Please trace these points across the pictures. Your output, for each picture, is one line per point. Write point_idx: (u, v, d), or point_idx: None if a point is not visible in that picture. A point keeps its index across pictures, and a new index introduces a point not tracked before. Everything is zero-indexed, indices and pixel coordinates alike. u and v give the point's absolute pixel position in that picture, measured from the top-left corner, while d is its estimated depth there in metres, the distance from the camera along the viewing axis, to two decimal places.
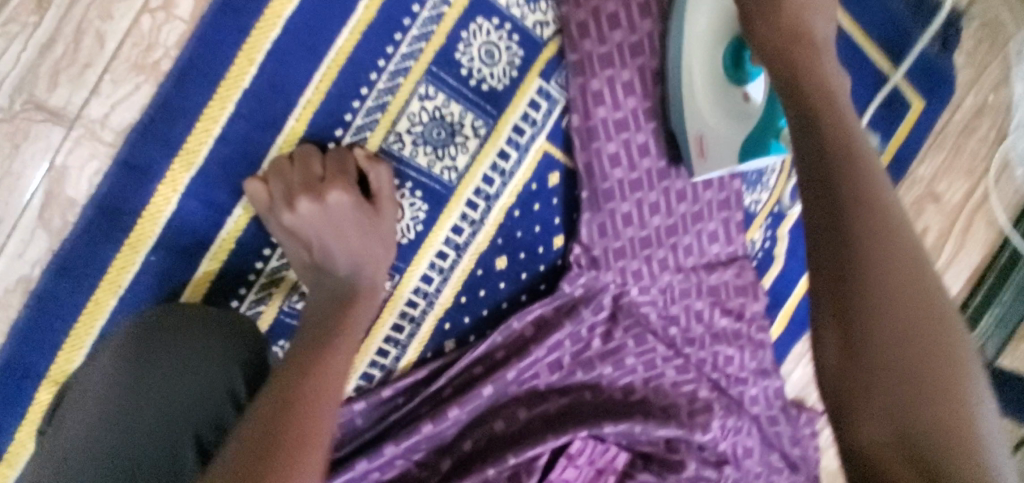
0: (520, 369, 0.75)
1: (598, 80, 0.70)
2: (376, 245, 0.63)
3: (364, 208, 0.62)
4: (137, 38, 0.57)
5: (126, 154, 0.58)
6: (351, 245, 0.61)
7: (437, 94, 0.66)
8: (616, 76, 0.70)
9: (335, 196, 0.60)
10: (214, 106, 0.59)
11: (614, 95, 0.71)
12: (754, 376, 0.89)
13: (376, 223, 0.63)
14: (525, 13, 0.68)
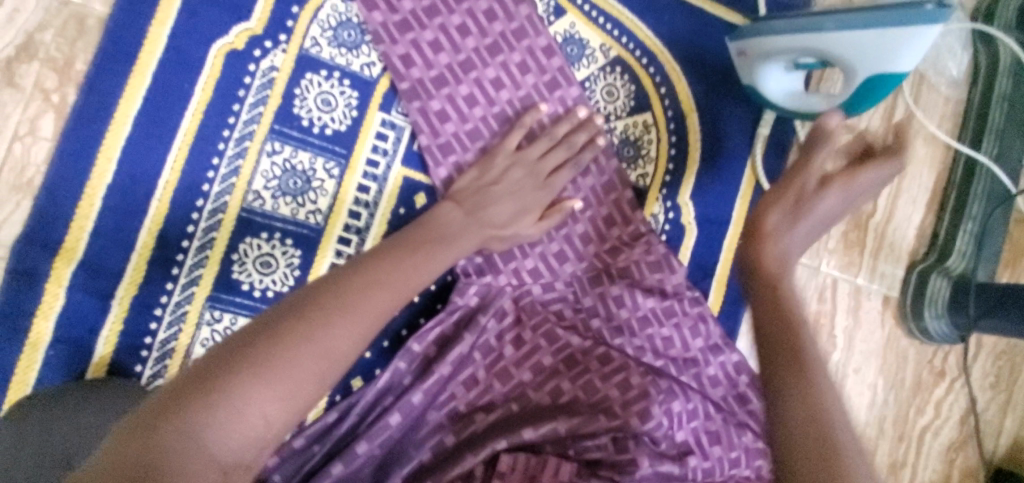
0: (426, 391, 0.73)
1: (437, 100, 0.76)
2: (363, 319, 0.52)
3: (356, 276, 0.56)
4: (13, 162, 0.66)
5: (15, 263, 0.65)
6: (379, 295, 0.56)
7: (284, 148, 0.72)
8: (455, 93, 0.77)
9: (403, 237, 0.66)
10: (85, 206, 0.67)
11: (457, 111, 0.77)
12: (704, 353, 0.82)
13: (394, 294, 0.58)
14: (350, 60, 0.75)
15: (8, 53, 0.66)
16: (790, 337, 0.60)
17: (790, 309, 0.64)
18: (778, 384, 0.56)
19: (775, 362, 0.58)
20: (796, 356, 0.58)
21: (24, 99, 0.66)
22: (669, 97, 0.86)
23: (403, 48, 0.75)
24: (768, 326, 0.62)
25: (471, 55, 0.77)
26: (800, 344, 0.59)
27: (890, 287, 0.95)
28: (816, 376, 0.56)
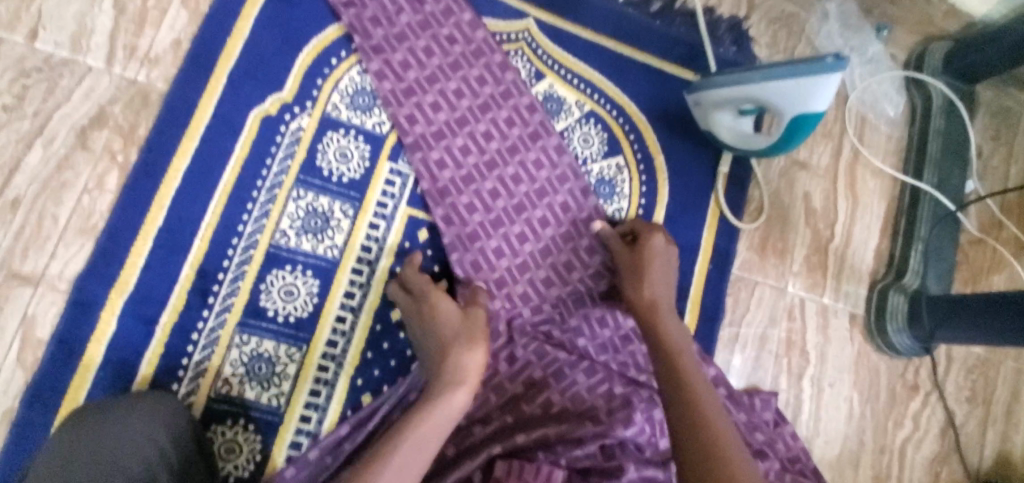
0: None
1: (465, 195, 0.88)
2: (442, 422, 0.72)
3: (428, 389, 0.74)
4: (82, 211, 0.79)
5: (77, 295, 0.76)
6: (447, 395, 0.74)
7: (308, 194, 0.85)
8: (480, 188, 0.89)
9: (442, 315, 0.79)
10: (138, 245, 0.79)
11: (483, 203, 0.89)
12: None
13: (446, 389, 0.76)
14: (364, 120, 0.89)
15: (84, 122, 0.80)
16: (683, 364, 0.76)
17: (671, 345, 0.78)
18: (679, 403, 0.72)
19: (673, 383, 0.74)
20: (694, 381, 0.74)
21: (94, 159, 0.80)
22: (638, 142, 0.99)
23: (438, 153, 0.89)
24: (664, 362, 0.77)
25: (500, 214, 0.89)
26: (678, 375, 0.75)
27: (855, 305, 1.04)
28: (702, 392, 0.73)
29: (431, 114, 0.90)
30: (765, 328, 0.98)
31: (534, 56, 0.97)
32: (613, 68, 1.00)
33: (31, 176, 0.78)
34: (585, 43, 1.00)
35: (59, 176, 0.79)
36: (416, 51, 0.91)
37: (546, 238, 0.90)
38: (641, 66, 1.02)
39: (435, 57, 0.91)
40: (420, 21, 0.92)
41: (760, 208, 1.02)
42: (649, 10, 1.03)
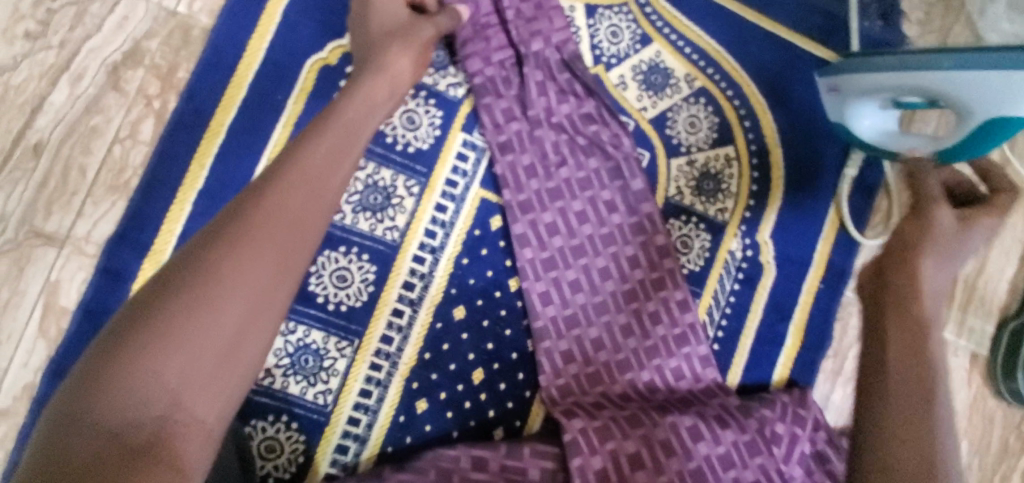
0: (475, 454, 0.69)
1: (549, 213, 0.77)
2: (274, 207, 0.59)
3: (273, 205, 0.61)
4: (112, 164, 0.68)
5: (106, 262, 0.67)
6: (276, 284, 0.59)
7: (368, 164, 0.73)
8: (567, 207, 0.77)
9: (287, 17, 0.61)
10: (176, 209, 0.68)
11: (566, 225, 0.77)
12: (794, 407, 0.76)
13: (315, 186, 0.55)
14: (437, 79, 0.75)
15: (116, 58, 0.68)
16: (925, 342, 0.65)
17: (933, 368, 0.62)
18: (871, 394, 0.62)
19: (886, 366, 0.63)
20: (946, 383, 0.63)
21: (128, 103, 0.68)
22: (754, 129, 0.83)
23: (529, 157, 0.76)
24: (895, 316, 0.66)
25: (585, 241, 0.78)
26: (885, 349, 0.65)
27: (978, 344, 0.90)
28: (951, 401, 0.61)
29: (502, 120, 0.75)
30: None
31: (642, 15, 0.80)
32: (734, 36, 0.83)
33: (56, 117, 0.67)
34: (704, 3, 0.82)
35: (88, 120, 0.67)
36: (504, 46, 0.76)
37: (633, 281, 0.78)
38: (768, 36, 0.84)
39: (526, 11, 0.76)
40: (514, 13, 0.76)
41: (885, 221, 0.87)
42: None
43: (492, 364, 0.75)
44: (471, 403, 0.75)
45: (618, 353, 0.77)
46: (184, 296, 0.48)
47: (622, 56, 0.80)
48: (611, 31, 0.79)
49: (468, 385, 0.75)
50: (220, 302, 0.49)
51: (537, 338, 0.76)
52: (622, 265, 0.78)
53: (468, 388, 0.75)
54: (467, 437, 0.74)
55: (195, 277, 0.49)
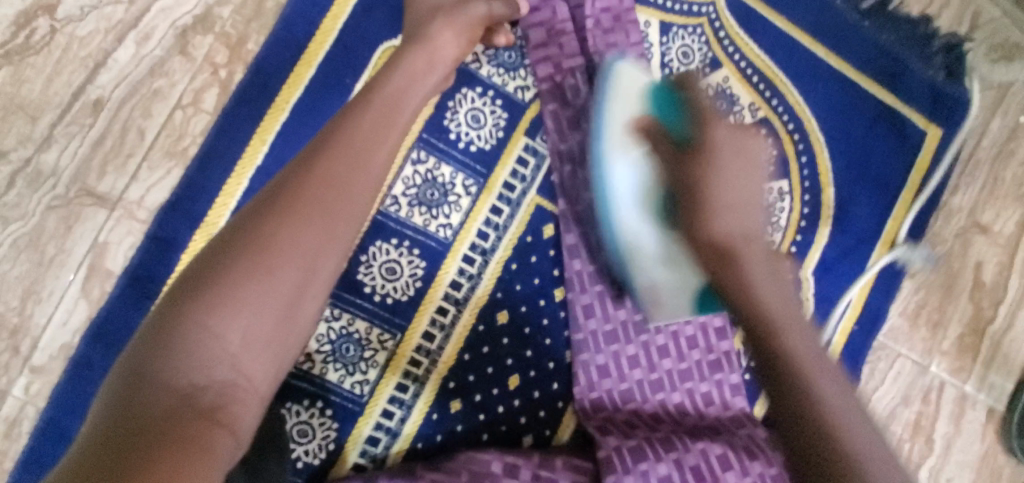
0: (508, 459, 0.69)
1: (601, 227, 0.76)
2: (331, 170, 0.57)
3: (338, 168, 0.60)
4: (172, 130, 0.66)
5: (156, 230, 0.65)
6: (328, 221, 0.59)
7: (429, 158, 0.72)
8: None
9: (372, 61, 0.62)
10: (232, 183, 0.66)
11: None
12: None
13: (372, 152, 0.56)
14: (506, 80, 0.74)
15: (187, 22, 0.66)
16: (792, 355, 0.65)
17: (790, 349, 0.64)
18: (781, 400, 0.63)
19: (785, 389, 0.63)
20: (811, 391, 0.62)
21: (193, 69, 0.66)
22: (810, 166, 0.83)
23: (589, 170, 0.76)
24: (767, 336, 0.66)
25: None
26: (808, 354, 0.66)
27: (996, 399, 0.90)
28: (830, 414, 0.60)
29: (567, 129, 0.75)
30: (895, 406, 0.87)
31: (714, 38, 0.79)
32: (801, 69, 0.82)
33: (118, 76, 0.65)
34: (776, 33, 0.81)
35: (151, 83, 0.65)
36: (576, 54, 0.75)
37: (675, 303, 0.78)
38: (834, 73, 0.83)
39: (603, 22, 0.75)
40: (592, 24, 0.75)
41: (922, 270, 0.88)
42: (859, 6, 0.84)
43: (528, 371, 0.76)
44: (504, 407, 0.75)
45: (652, 372, 0.77)
46: (244, 263, 0.47)
47: (690, 77, 0.79)
48: (682, 52, 0.79)
49: (503, 390, 0.75)
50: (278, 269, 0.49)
51: (576, 350, 0.76)
52: None
53: (502, 392, 0.75)
54: (496, 441, 0.75)
55: (250, 243, 0.48)
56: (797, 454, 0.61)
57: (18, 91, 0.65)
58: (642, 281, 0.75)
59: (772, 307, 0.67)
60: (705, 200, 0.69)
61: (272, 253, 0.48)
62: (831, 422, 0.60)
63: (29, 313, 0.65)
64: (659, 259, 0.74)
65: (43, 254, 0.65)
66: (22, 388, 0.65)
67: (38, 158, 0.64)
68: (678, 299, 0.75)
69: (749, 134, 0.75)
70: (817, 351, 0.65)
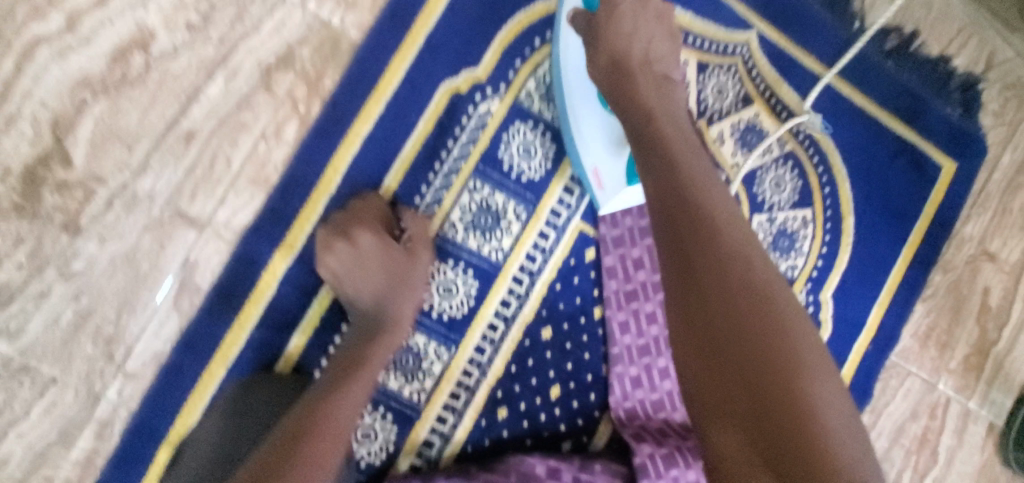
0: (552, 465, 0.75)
1: (637, 249, 0.82)
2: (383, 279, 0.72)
3: (398, 258, 0.73)
4: (256, 159, 0.73)
5: (242, 249, 0.73)
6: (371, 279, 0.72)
7: (483, 187, 0.78)
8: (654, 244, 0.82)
9: (366, 237, 0.71)
10: (309, 208, 0.74)
11: (651, 261, 0.82)
12: None
13: (405, 269, 0.73)
14: (555, 115, 0.80)
15: (271, 61, 0.73)
16: (731, 256, 0.54)
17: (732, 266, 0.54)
18: (700, 313, 0.53)
19: (730, 309, 0.51)
20: (756, 298, 0.52)
21: (275, 104, 0.73)
22: (832, 196, 0.89)
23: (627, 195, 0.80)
24: (690, 228, 0.56)
25: None
26: (732, 243, 0.55)
27: (996, 415, 0.96)
28: (762, 340, 0.50)
29: None
30: (903, 421, 0.93)
31: (747, 77, 0.85)
32: (827, 106, 0.89)
33: (209, 109, 0.72)
34: (805, 72, 0.87)
35: (238, 116, 0.73)
36: None
37: None
38: (857, 110, 0.90)
39: None
40: None
41: (933, 294, 0.94)
42: (883, 48, 0.90)
43: (569, 383, 0.82)
44: (546, 416, 0.81)
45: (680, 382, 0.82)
46: (337, 391, 0.65)
47: (724, 113, 0.85)
48: (717, 89, 0.84)
49: (545, 400, 0.81)
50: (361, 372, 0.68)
51: (612, 363, 0.83)
52: None
53: (545, 401, 0.81)
54: (539, 445, 0.81)
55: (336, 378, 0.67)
56: (736, 374, 0.50)
57: (116, 122, 0.71)
58: (586, 162, 0.77)
59: (714, 204, 0.58)
60: (643, 109, 0.67)
61: (354, 397, 0.66)
62: (784, 335, 0.50)
63: (124, 324, 0.72)
64: (598, 138, 0.77)
65: (138, 270, 0.72)
66: (115, 392, 0.72)
67: (135, 184, 0.71)
68: (616, 173, 0.78)
69: (645, 6, 0.71)
70: (747, 237, 0.56)
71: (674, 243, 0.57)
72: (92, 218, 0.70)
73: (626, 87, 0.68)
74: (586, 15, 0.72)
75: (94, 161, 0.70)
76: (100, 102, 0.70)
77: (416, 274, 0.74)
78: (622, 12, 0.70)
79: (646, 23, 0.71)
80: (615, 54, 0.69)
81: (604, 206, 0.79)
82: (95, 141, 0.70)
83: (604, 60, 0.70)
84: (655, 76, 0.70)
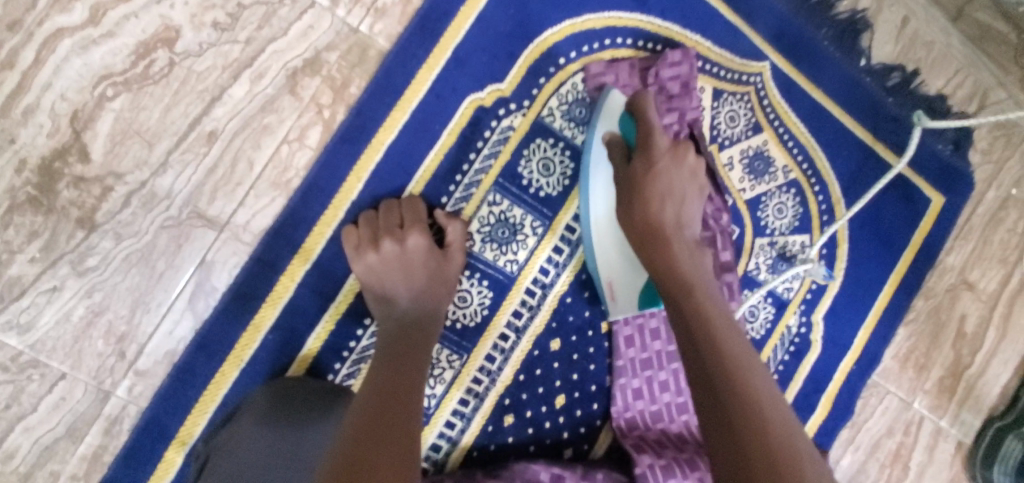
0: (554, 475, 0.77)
1: None
2: (418, 275, 0.73)
3: (432, 254, 0.74)
4: (278, 162, 0.73)
5: (261, 252, 0.73)
6: (403, 285, 0.72)
7: (502, 200, 0.80)
8: None
9: (412, 239, 0.73)
10: (330, 214, 0.74)
11: None
12: None
13: (441, 269, 0.74)
14: (575, 133, 0.82)
15: (297, 64, 0.73)
16: (764, 412, 0.56)
17: (753, 403, 0.56)
18: (728, 432, 0.54)
19: (761, 440, 0.53)
20: (776, 427, 0.55)
21: (300, 108, 0.73)
22: (829, 224, 0.93)
23: None
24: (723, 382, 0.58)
25: None
26: (756, 391, 0.58)
27: (964, 434, 1.03)
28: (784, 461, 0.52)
29: None
30: (880, 436, 0.99)
31: (758, 106, 0.89)
32: (830, 138, 0.92)
33: (232, 110, 0.71)
34: (812, 103, 0.91)
35: (262, 118, 0.72)
36: None
37: None
38: (858, 142, 0.94)
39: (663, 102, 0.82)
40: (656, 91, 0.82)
41: (914, 320, 1.00)
42: (885, 84, 0.95)
43: (573, 393, 0.85)
44: (550, 424, 0.84)
45: (679, 396, 0.84)
46: (390, 387, 0.63)
47: (734, 139, 0.88)
48: (729, 116, 0.87)
49: (550, 408, 0.84)
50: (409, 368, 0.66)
51: (616, 374, 0.85)
52: None
53: (550, 410, 0.84)
54: (542, 452, 0.84)
55: (389, 376, 0.64)
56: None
57: (137, 118, 0.70)
58: (602, 272, 0.81)
59: (739, 356, 0.61)
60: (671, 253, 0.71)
61: (414, 388, 0.64)
62: (809, 474, 0.52)
63: (137, 322, 0.71)
64: (617, 256, 0.81)
65: (153, 268, 0.71)
66: (125, 389, 0.71)
67: (154, 181, 0.70)
68: (629, 289, 0.81)
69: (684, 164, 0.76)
70: (770, 391, 0.59)
71: (705, 393, 0.58)
72: (108, 214, 0.69)
73: (659, 236, 0.72)
74: (624, 148, 0.77)
75: (113, 156, 0.69)
76: (121, 95, 0.69)
77: (451, 274, 0.75)
78: (659, 163, 0.74)
79: (681, 170, 0.75)
80: (652, 209, 0.72)
81: (612, 313, 0.82)
82: (114, 135, 0.69)
83: (639, 211, 0.73)
84: (688, 238, 0.74)
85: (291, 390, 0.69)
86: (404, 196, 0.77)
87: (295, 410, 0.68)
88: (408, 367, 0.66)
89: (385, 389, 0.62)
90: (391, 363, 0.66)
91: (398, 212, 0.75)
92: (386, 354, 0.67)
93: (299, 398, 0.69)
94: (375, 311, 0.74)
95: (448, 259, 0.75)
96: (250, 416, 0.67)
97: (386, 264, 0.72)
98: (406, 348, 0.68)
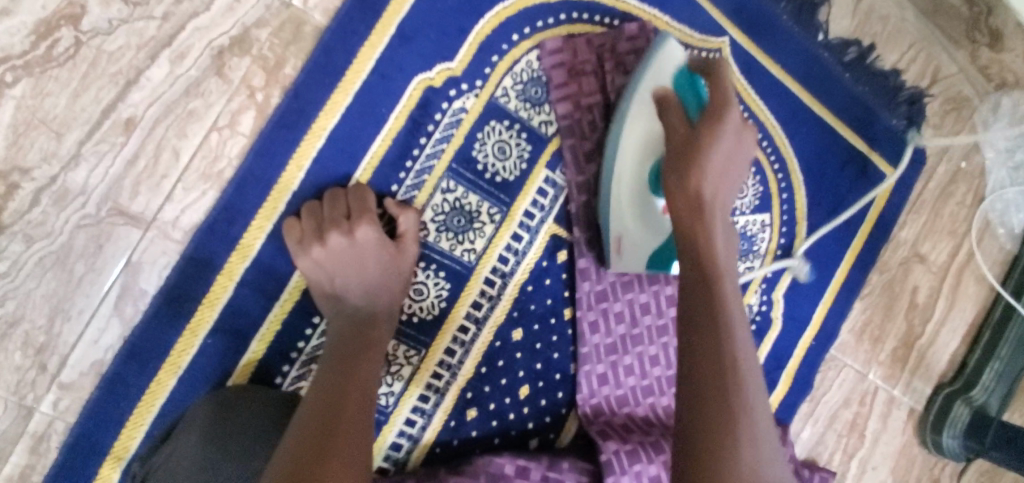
0: (521, 467, 0.76)
1: None
2: (370, 266, 0.69)
3: (385, 245, 0.70)
4: (208, 151, 0.67)
5: (194, 250, 0.67)
6: (354, 279, 0.68)
7: (457, 187, 0.76)
8: None
9: (362, 231, 0.68)
10: (269, 206, 0.69)
11: None
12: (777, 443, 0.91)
13: (395, 263, 0.70)
14: (532, 115, 0.78)
15: (223, 43, 0.66)
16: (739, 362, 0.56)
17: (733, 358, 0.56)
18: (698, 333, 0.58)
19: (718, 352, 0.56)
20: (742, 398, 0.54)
21: (230, 92, 0.67)
22: (789, 202, 0.93)
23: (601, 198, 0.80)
24: (696, 337, 0.57)
25: (634, 279, 0.84)
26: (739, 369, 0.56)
27: (916, 401, 1.07)
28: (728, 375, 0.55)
29: (583, 162, 0.79)
30: (837, 408, 1.02)
31: None
32: (789, 114, 0.91)
33: (153, 95, 0.65)
34: (771, 79, 0.90)
35: (186, 103, 0.66)
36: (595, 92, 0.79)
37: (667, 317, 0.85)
38: (816, 118, 0.93)
39: (621, 77, 0.79)
40: (612, 66, 0.79)
41: (870, 293, 1.02)
42: (842, 59, 0.94)
43: (537, 382, 0.82)
44: (515, 415, 0.82)
45: (644, 379, 0.84)
46: (337, 394, 0.59)
47: None
48: None
49: (514, 399, 0.82)
50: (360, 372, 0.62)
51: (581, 361, 0.82)
52: (660, 303, 0.85)
53: (514, 401, 0.82)
54: (507, 443, 0.82)
55: (339, 380, 0.60)
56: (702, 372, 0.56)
57: (41, 106, 0.62)
58: (613, 227, 0.76)
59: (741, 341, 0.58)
60: (708, 222, 0.64)
61: (362, 393, 0.60)
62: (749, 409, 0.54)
63: (56, 331, 0.65)
64: (633, 210, 0.75)
65: (71, 273, 0.64)
66: (49, 405, 0.65)
67: (66, 176, 0.63)
68: (641, 250, 0.76)
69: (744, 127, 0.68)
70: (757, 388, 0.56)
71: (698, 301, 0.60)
72: (14, 215, 0.62)
73: (700, 183, 0.64)
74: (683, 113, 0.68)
75: (16, 149, 0.62)
76: (21, 81, 0.61)
77: (405, 267, 0.71)
78: (724, 127, 0.66)
79: (741, 140, 0.67)
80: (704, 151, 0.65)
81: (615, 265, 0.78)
82: (16, 126, 0.62)
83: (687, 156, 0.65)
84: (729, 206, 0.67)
85: (237, 402, 0.65)
86: (350, 185, 0.72)
87: (243, 421, 0.63)
88: (359, 370, 0.62)
89: (326, 405, 0.57)
90: (340, 365, 0.62)
91: (347, 203, 0.70)
92: (335, 355, 0.64)
93: (248, 408, 0.65)
94: (323, 309, 0.69)
95: (401, 251, 0.71)
96: (189, 435, 0.63)
97: (333, 258, 0.68)
98: (355, 349, 0.64)
